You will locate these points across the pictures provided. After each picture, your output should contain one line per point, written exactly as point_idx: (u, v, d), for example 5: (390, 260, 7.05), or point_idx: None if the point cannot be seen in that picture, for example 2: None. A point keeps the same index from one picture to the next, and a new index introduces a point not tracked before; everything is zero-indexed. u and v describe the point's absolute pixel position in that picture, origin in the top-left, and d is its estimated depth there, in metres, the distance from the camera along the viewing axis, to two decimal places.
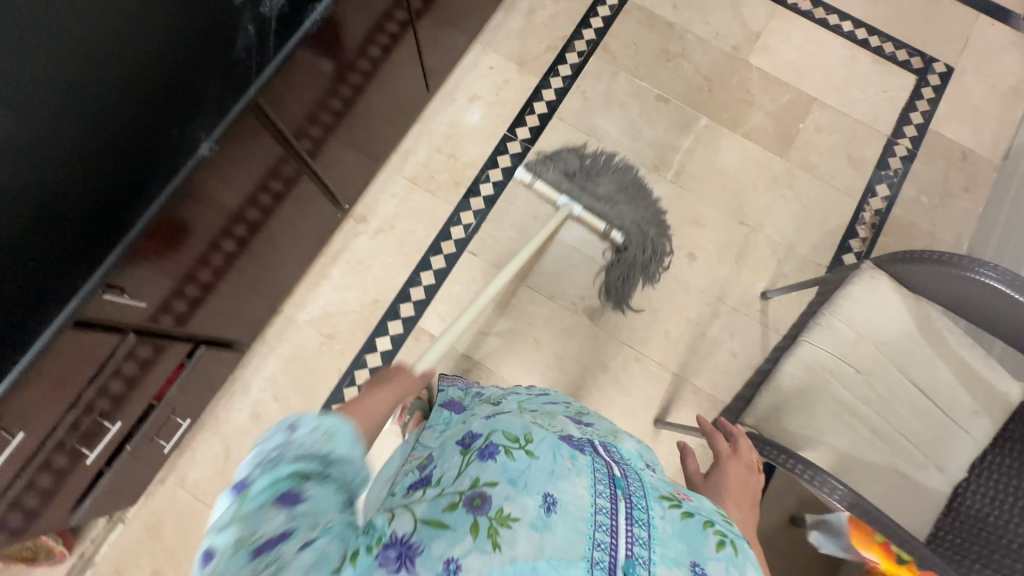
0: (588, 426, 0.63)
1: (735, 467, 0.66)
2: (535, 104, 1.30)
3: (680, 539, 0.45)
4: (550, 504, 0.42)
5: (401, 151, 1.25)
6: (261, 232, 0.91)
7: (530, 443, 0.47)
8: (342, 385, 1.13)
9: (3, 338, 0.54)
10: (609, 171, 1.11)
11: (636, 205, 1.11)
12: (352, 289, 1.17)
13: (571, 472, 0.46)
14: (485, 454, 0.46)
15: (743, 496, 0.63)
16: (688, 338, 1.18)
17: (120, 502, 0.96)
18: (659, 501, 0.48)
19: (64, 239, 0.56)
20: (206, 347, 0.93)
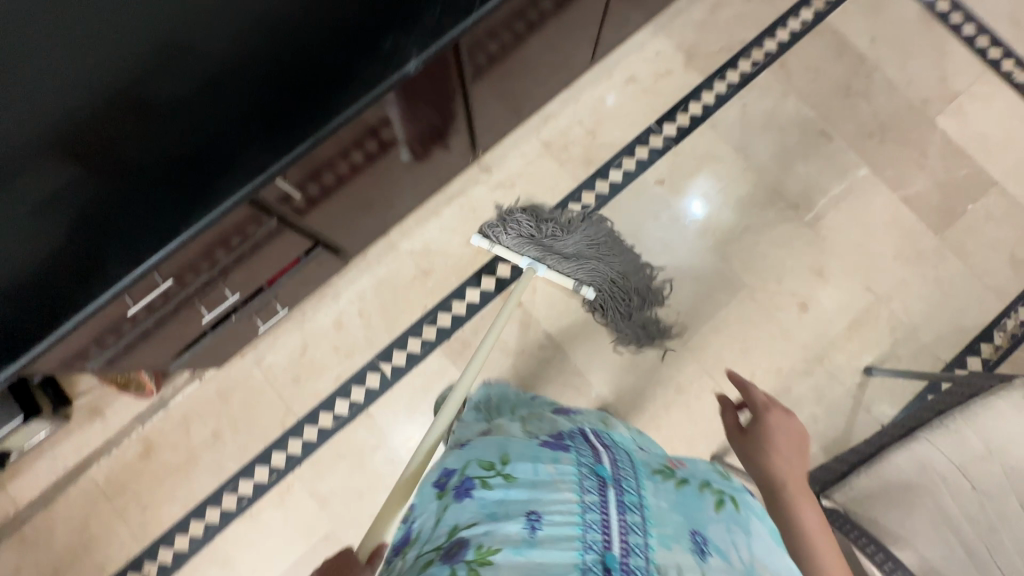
0: (579, 416, 0.66)
1: (776, 415, 0.65)
2: (691, 103, 1.23)
3: (676, 508, 0.50)
4: (533, 524, 0.45)
5: (543, 113, 1.23)
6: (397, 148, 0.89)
7: (505, 468, 0.51)
8: (424, 321, 1.15)
9: (188, 197, 0.59)
10: (577, 233, 1.13)
11: (603, 258, 1.13)
12: (458, 234, 1.18)
13: (552, 479, 0.49)
14: (462, 493, 0.49)
15: (791, 448, 0.63)
16: (772, 388, 1.12)
17: (207, 363, 1.03)
18: (651, 479, 0.54)
19: (259, 120, 0.61)
20: (322, 251, 0.98)
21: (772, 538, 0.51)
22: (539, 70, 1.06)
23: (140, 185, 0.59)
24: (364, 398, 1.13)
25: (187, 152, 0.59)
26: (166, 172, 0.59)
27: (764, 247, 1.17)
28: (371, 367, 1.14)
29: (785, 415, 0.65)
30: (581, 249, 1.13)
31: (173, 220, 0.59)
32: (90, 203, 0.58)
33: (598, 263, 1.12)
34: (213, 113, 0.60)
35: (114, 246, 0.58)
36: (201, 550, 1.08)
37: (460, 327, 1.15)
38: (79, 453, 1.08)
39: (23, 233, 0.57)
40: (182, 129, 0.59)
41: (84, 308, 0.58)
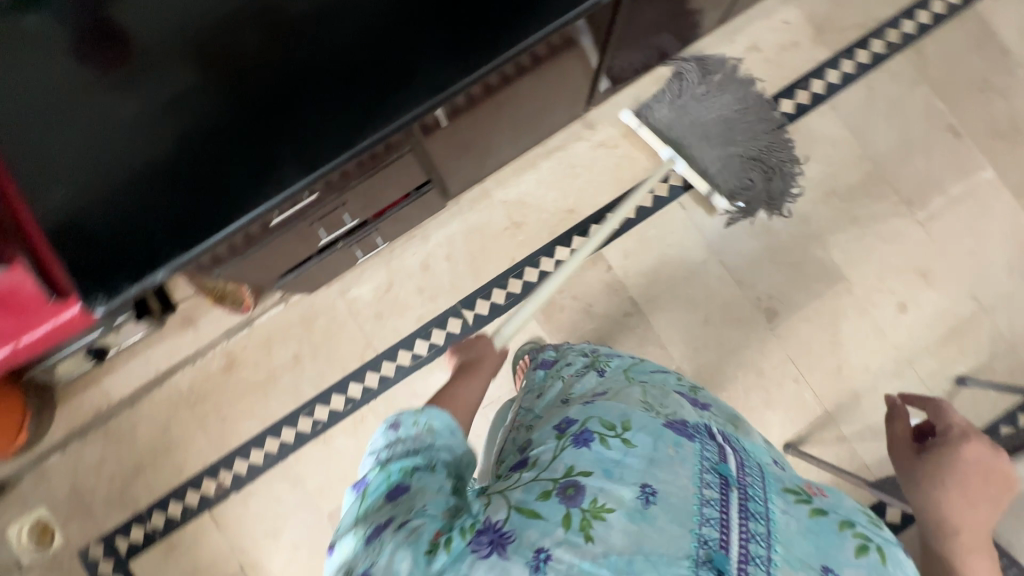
0: (710, 411, 0.58)
1: (976, 453, 0.57)
2: (813, 81, 1.16)
3: (812, 538, 0.44)
4: (647, 497, 0.43)
5: (656, 75, 1.18)
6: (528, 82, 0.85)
7: (627, 433, 0.48)
8: (510, 273, 1.14)
9: (366, 106, 0.57)
10: (722, 94, 1.12)
11: (744, 133, 1.11)
12: (554, 189, 1.16)
13: (670, 461, 0.46)
14: (581, 441, 0.48)
15: (982, 483, 0.56)
16: (857, 385, 1.10)
17: (302, 287, 1.04)
18: (782, 496, 0.48)
19: (441, 37, 0.58)
20: (430, 188, 0.96)
21: None
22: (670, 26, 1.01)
23: (311, 92, 0.57)
24: (443, 342, 1.13)
25: (363, 63, 0.57)
26: (339, 83, 0.57)
27: (869, 241, 1.13)
28: (454, 312, 1.14)
29: (990, 453, 0.57)
30: (722, 117, 1.11)
31: (349, 128, 0.57)
32: (256, 105, 0.57)
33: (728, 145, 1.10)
34: (400, 20, 0.58)
35: (278, 152, 0.57)
36: (275, 465, 1.12)
37: (546, 284, 1.14)
38: (168, 358, 1.12)
39: (193, 124, 0.56)
40: (359, 41, 0.57)
41: (240, 215, 0.56)
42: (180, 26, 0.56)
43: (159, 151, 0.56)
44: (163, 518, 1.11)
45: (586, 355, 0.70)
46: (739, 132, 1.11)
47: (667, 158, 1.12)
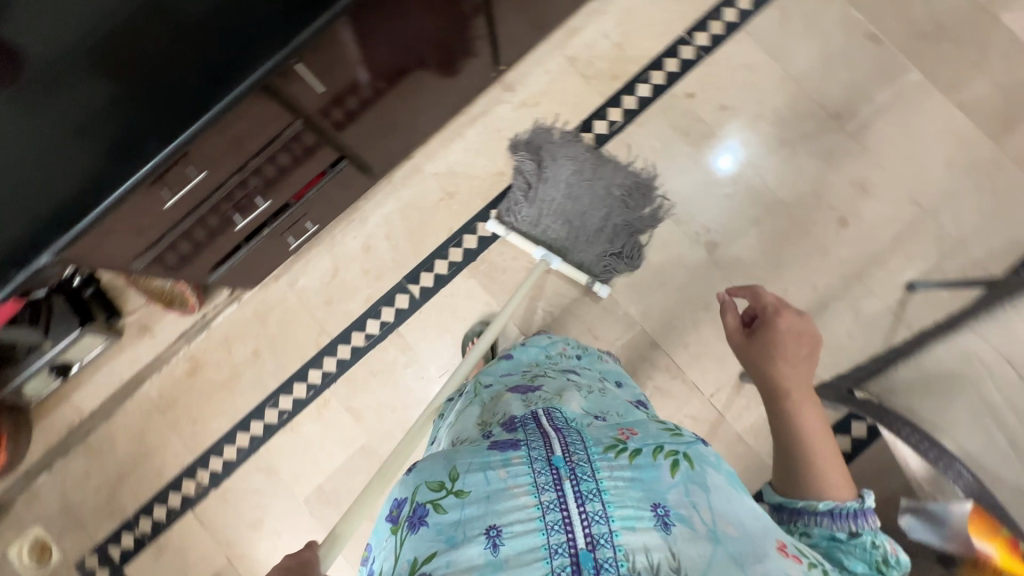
0: (537, 393, 0.61)
1: (787, 321, 0.60)
2: (725, 10, 1.16)
3: (636, 479, 0.47)
4: (494, 541, 0.43)
5: (568, 28, 1.18)
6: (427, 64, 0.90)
7: (456, 485, 0.47)
8: (449, 243, 1.16)
9: (217, 75, 0.62)
10: (558, 177, 1.09)
11: (594, 178, 1.10)
12: (482, 155, 1.17)
13: (506, 487, 0.46)
14: (415, 523, 0.45)
15: (797, 349, 0.58)
16: (807, 306, 1.09)
17: (242, 281, 1.06)
18: (604, 455, 0.49)
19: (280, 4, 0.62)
20: (347, 165, 0.97)
21: (733, 483, 0.48)
22: None
23: (171, 70, 0.62)
24: (394, 319, 1.15)
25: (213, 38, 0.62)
26: (196, 57, 0.62)
27: (801, 161, 1.12)
28: (400, 289, 1.16)
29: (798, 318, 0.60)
30: (567, 188, 1.09)
31: (201, 97, 0.61)
32: (126, 98, 0.61)
33: (579, 204, 1.09)
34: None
35: (149, 128, 0.61)
36: (248, 459, 1.15)
37: (486, 249, 1.15)
38: (135, 367, 1.16)
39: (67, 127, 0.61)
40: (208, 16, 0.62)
41: (120, 189, 0.60)
42: (43, 40, 0.60)
43: (45, 155, 0.60)
44: (150, 523, 1.15)
45: (466, 390, 0.71)
46: (574, 207, 1.08)
47: (540, 260, 1.07)
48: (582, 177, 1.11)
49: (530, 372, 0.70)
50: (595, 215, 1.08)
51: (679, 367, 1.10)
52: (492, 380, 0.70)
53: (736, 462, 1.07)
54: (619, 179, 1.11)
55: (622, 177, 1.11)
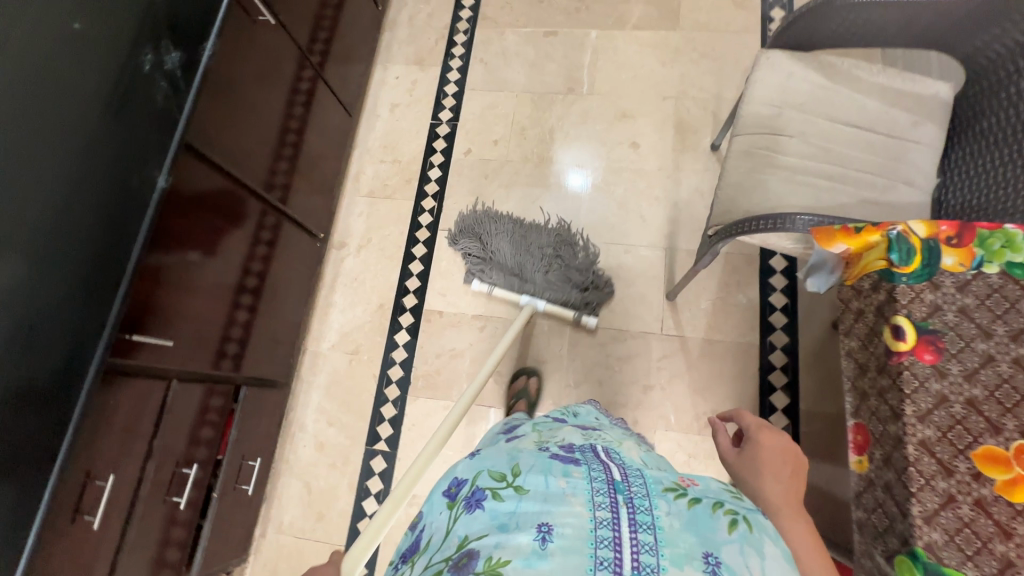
0: (599, 433, 0.63)
1: (771, 438, 0.67)
2: (445, 87, 1.41)
3: (691, 530, 0.45)
4: (544, 536, 0.44)
5: (352, 176, 1.37)
6: (265, 270, 1.05)
7: (516, 479, 0.50)
8: (382, 386, 1.20)
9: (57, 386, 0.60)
10: (498, 269, 1.15)
11: (523, 247, 1.15)
12: (357, 304, 1.27)
13: (565, 495, 0.48)
14: (472, 504, 0.49)
15: (781, 466, 0.64)
16: (665, 213, 1.22)
17: (228, 558, 1.02)
18: (664, 496, 0.49)
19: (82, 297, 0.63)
20: (248, 389, 1.03)
21: (789, 562, 0.45)
22: (317, 148, 1.23)
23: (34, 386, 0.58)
24: (383, 484, 1.14)
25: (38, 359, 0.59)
26: (48, 357, 0.59)
27: (575, 131, 1.32)
28: (370, 454, 1.16)
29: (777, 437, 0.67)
30: (512, 256, 1.15)
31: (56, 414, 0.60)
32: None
33: (529, 261, 1.14)
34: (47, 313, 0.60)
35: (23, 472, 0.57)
36: None
37: (412, 367, 1.20)
38: None
39: None
40: (37, 314, 0.58)
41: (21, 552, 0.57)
42: None
43: None
44: None
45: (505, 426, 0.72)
46: (529, 262, 1.14)
47: (528, 304, 1.12)
48: (519, 243, 1.16)
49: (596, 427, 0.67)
50: (563, 271, 1.14)
51: (622, 328, 1.16)
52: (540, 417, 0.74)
53: (724, 361, 1.11)
54: (540, 234, 1.16)
55: (544, 233, 1.17)
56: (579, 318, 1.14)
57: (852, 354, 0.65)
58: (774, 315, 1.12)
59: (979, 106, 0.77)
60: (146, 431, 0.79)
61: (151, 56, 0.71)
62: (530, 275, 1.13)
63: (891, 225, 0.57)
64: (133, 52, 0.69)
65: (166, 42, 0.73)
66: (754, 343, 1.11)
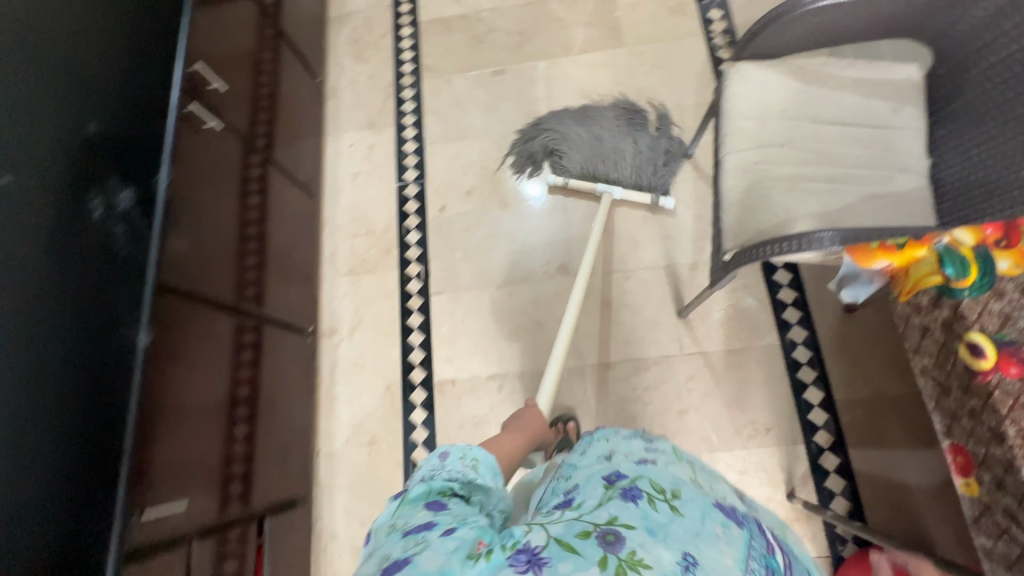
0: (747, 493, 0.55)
1: None
2: (404, 146, 1.36)
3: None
4: (688, 564, 0.40)
5: (327, 256, 1.30)
6: (259, 384, 0.96)
7: (674, 500, 0.46)
8: (409, 472, 1.13)
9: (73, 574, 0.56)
10: (575, 153, 1.18)
11: (591, 139, 1.19)
12: (362, 391, 1.19)
13: (716, 540, 0.43)
14: (630, 495, 0.46)
15: None
16: (656, 229, 1.20)
17: None
18: None
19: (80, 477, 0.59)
20: (271, 517, 0.94)
21: None
22: (287, 239, 1.16)
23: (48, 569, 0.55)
24: None
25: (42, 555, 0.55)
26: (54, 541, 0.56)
27: None
28: None
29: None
30: (592, 142, 1.19)
31: None
32: None
33: (597, 151, 1.17)
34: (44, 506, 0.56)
35: None
36: None
37: (436, 446, 1.13)
38: None
39: None
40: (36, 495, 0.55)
41: None
42: None
43: None
44: None
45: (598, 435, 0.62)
46: (592, 153, 1.18)
47: (605, 193, 1.16)
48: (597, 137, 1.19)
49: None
50: (629, 157, 1.18)
51: (642, 356, 1.13)
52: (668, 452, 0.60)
53: (750, 368, 1.09)
54: (584, 134, 1.20)
55: (587, 129, 1.20)
56: (656, 200, 1.16)
57: (926, 370, 0.73)
58: (787, 311, 1.11)
59: (959, 79, 0.77)
60: None
61: (100, 201, 0.67)
62: (604, 158, 1.17)
63: (936, 238, 0.66)
64: (77, 202, 0.64)
65: (112, 180, 0.68)
66: (774, 344, 1.09)
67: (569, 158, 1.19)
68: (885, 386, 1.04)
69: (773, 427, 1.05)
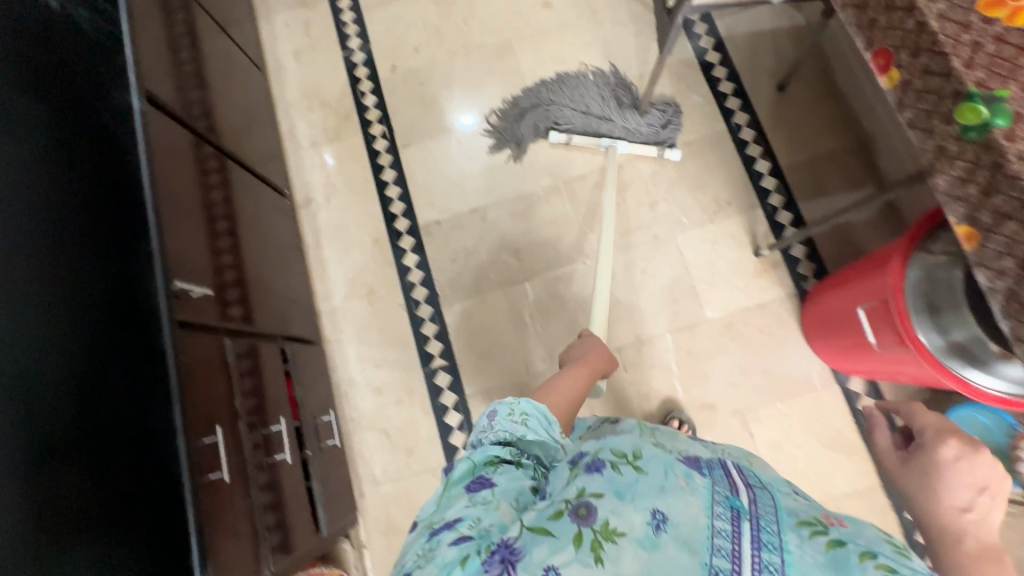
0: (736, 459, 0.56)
1: (948, 446, 0.55)
2: (341, 17, 1.35)
3: (828, 574, 0.40)
4: (659, 522, 0.43)
5: (286, 134, 1.29)
6: (239, 226, 0.95)
7: (638, 460, 0.49)
8: (413, 311, 1.17)
9: (140, 320, 0.59)
10: (528, 125, 1.22)
11: (542, 106, 1.23)
12: (351, 249, 1.21)
13: (682, 490, 0.46)
14: (592, 466, 0.48)
15: (964, 480, 0.52)
16: (601, 52, 1.27)
17: (346, 514, 0.98)
18: (797, 530, 0.44)
19: (117, 233, 0.60)
20: (289, 347, 0.97)
21: None
22: (243, 106, 1.14)
23: (92, 393, 0.53)
24: (456, 393, 1.13)
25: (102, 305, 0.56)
26: (124, 352, 0.57)
27: (486, 11, 1.32)
28: (431, 374, 1.14)
29: (966, 452, 0.53)
30: (550, 118, 1.21)
31: (143, 343, 0.59)
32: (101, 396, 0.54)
33: (576, 120, 1.19)
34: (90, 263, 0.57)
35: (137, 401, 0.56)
36: None
37: (434, 282, 1.18)
38: None
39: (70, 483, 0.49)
40: (71, 282, 0.55)
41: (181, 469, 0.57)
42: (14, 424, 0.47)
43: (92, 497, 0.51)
44: None
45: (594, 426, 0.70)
46: (583, 119, 1.19)
47: (609, 146, 1.17)
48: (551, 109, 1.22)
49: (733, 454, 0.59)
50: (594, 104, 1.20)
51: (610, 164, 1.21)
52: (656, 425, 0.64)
53: (705, 155, 1.19)
54: (524, 120, 1.22)
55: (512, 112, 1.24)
56: (665, 142, 1.18)
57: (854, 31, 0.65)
58: (729, 101, 1.21)
59: None
60: (225, 387, 0.73)
61: None
62: (579, 114, 1.19)
63: None
64: (35, 3, 0.60)
65: None
66: (723, 130, 1.20)
67: (563, 125, 1.20)
68: (820, 145, 1.17)
69: (734, 199, 1.17)
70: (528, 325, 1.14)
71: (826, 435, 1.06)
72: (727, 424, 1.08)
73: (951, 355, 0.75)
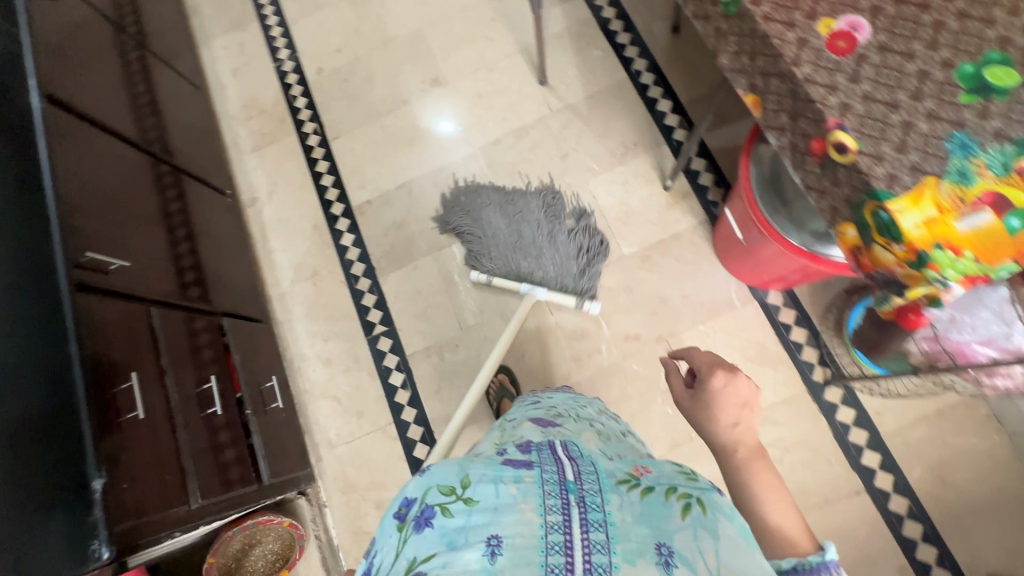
0: (557, 428, 0.64)
1: (722, 377, 0.59)
2: (271, 32, 1.47)
3: (640, 524, 0.48)
4: (494, 550, 0.47)
5: (230, 143, 1.41)
6: (195, 225, 1.09)
7: (465, 492, 0.50)
8: (353, 284, 1.26)
9: (40, 281, 0.66)
10: (467, 227, 1.19)
11: (480, 214, 1.19)
12: (294, 237, 1.31)
13: (513, 502, 0.49)
14: (422, 524, 0.49)
15: (737, 406, 0.58)
16: (505, 25, 1.35)
17: (293, 470, 1.05)
18: (616, 490, 0.51)
19: (22, 211, 0.68)
20: (231, 321, 1.07)
21: (744, 535, 0.47)
22: (186, 118, 1.27)
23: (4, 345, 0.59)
24: (398, 355, 1.20)
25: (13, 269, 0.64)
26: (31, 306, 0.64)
27: (398, 7, 1.42)
28: (374, 341, 1.22)
29: (731, 378, 0.59)
30: (489, 232, 1.17)
31: (44, 301, 0.65)
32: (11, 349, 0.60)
33: (507, 245, 1.14)
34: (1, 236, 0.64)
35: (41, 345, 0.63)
36: None
37: (370, 256, 1.27)
38: None
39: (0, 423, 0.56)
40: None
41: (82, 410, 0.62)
42: None
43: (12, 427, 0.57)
44: None
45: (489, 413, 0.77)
46: (508, 249, 1.14)
47: (529, 293, 1.12)
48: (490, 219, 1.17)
49: (557, 413, 0.70)
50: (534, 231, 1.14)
51: (521, 125, 1.28)
52: (515, 413, 0.72)
53: (610, 103, 1.25)
54: (463, 220, 1.20)
55: (457, 212, 1.21)
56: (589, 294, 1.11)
57: None
58: (627, 49, 1.27)
59: None
60: (149, 347, 0.82)
61: None
62: (508, 237, 1.15)
63: None
64: None
65: None
66: (624, 78, 1.26)
67: (487, 255, 1.16)
68: (718, 77, 1.21)
69: (640, 140, 1.21)
70: (458, 284, 1.21)
71: (750, 350, 1.08)
72: (653, 350, 1.11)
73: (815, 240, 0.80)
